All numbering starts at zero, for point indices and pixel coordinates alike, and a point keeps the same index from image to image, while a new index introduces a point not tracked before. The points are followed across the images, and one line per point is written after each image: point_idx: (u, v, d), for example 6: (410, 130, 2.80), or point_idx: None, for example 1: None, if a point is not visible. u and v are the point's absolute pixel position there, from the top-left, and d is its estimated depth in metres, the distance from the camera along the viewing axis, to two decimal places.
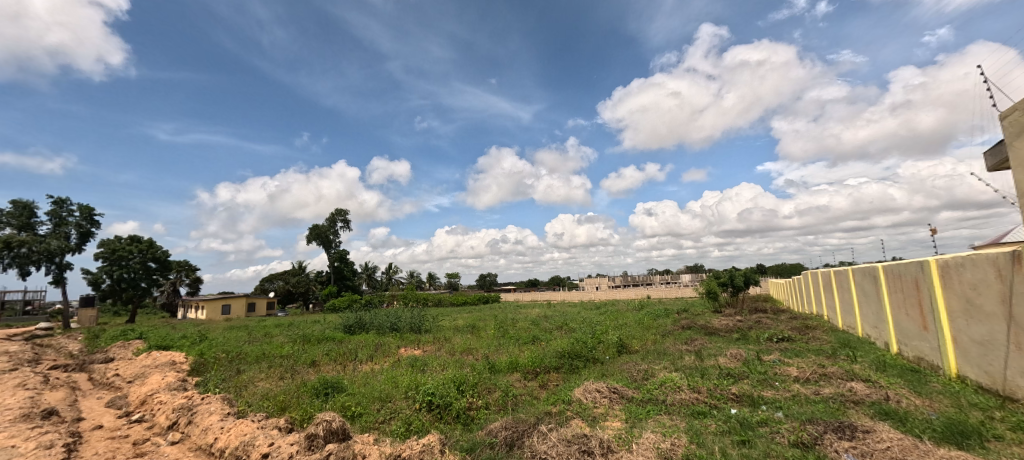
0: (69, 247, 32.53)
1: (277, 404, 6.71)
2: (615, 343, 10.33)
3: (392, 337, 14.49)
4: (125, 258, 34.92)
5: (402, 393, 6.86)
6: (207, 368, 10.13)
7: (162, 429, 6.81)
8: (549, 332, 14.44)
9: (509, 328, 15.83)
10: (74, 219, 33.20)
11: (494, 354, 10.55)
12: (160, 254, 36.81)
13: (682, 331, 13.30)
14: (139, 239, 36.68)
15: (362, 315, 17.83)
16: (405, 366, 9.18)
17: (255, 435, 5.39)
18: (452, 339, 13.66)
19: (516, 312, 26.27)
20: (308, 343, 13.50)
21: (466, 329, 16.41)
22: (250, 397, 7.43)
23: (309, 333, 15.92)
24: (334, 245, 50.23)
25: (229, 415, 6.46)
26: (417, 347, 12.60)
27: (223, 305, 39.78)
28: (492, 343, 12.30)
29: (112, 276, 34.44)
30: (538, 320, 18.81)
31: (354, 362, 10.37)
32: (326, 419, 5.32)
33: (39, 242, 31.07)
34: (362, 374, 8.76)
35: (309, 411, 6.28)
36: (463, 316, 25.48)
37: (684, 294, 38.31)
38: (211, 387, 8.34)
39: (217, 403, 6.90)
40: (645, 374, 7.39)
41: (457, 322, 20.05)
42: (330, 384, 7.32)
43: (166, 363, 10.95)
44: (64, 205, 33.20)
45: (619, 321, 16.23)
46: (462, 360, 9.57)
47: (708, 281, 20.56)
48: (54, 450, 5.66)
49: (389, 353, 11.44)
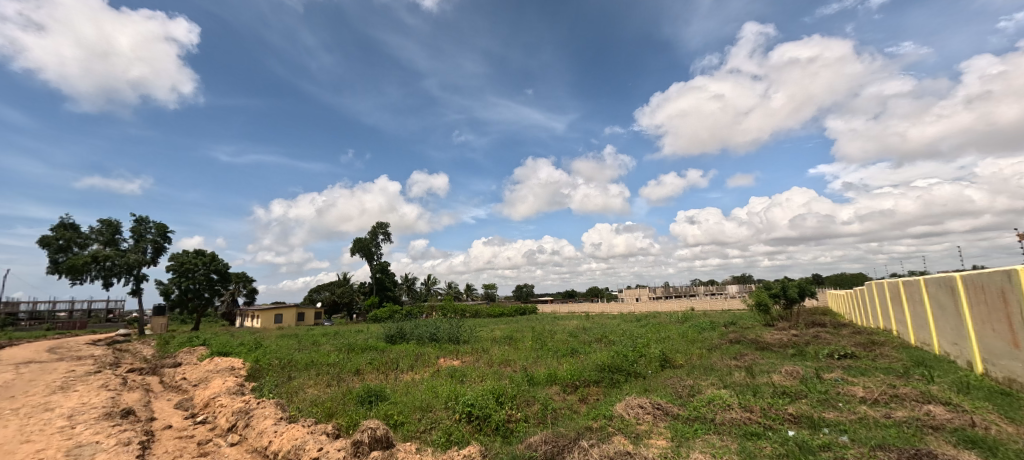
0: (145, 261, 35.84)
1: (325, 411, 7.00)
2: (657, 357, 9.95)
3: (432, 347, 14.75)
4: (191, 270, 37.97)
5: (443, 403, 6.94)
6: (262, 374, 10.76)
7: (223, 431, 7.27)
8: (588, 344, 14.16)
9: (547, 340, 15.67)
10: (150, 235, 36.59)
11: (533, 366, 10.46)
12: (222, 267, 39.68)
13: (730, 345, 12.63)
14: (204, 252, 39.78)
15: (403, 325, 18.30)
16: (445, 376, 9.31)
17: (305, 440, 5.63)
18: (491, 350, 13.70)
19: (554, 323, 26.05)
20: (353, 352, 14.02)
21: (504, 340, 16.41)
22: (301, 402, 7.79)
23: (353, 342, 16.53)
24: (377, 257, 52.09)
25: (282, 419, 6.80)
26: (456, 358, 12.74)
27: (276, 314, 42.24)
28: (530, 355, 12.21)
29: (180, 287, 37.55)
30: (576, 332, 18.50)
31: (395, 371, 10.63)
32: (370, 426, 5.47)
33: (120, 256, 34.46)
34: (404, 383, 8.96)
35: (354, 418, 6.50)
36: (501, 327, 25.54)
37: (731, 306, 36.35)
38: (266, 393, 8.84)
39: (271, 408, 7.29)
40: (692, 391, 7.05)
41: (495, 333, 20.10)
42: (373, 393, 7.54)
43: (226, 368, 11.74)
44: (143, 223, 36.69)
45: (662, 334, 15.65)
46: (500, 372, 9.58)
47: (758, 292, 19.45)
48: (131, 446, 6.18)
49: (429, 363, 11.64)
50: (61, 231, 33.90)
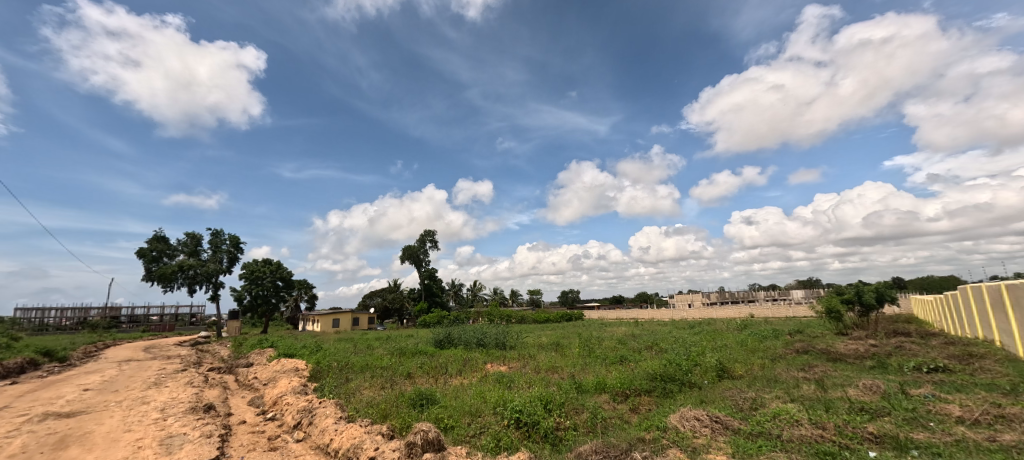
0: (222, 269, 39.45)
1: (379, 412, 7.32)
2: (713, 367, 9.42)
3: (479, 353, 14.94)
4: (260, 277, 41.24)
5: (491, 409, 7.00)
6: (322, 375, 11.45)
7: (289, 428, 7.80)
8: (638, 352, 13.71)
9: (594, 347, 15.37)
10: (226, 246, 40.25)
11: (580, 373, 10.26)
12: (286, 274, 42.71)
13: (797, 355, 11.69)
14: (271, 261, 43.10)
15: (451, 330, 18.72)
16: (493, 381, 9.40)
17: (362, 439, 5.91)
18: (538, 356, 13.63)
19: (601, 329, 25.54)
20: (404, 356, 14.56)
21: (551, 346, 16.28)
22: (358, 403, 8.19)
23: (405, 346, 17.15)
24: (425, 264, 53.77)
25: (341, 418, 7.17)
26: (503, 363, 12.81)
27: (333, 319, 44.85)
28: (577, 362, 12.04)
29: (251, 293, 40.93)
30: (625, 339, 17.99)
31: (444, 376, 10.87)
32: (422, 429, 5.64)
33: (202, 265, 38.21)
34: (453, 387, 9.14)
35: (407, 420, 6.73)
36: (547, 333, 25.36)
37: (796, 313, 33.65)
38: (326, 393, 9.39)
39: (331, 408, 7.72)
40: (754, 404, 6.60)
41: (541, 339, 19.99)
42: (424, 396, 7.76)
43: (291, 369, 12.60)
44: (220, 235, 40.47)
45: (718, 342, 14.79)
46: (548, 378, 9.49)
47: (827, 298, 17.88)
48: (212, 438, 6.80)
49: (476, 368, 11.81)
50: (153, 243, 38.17)
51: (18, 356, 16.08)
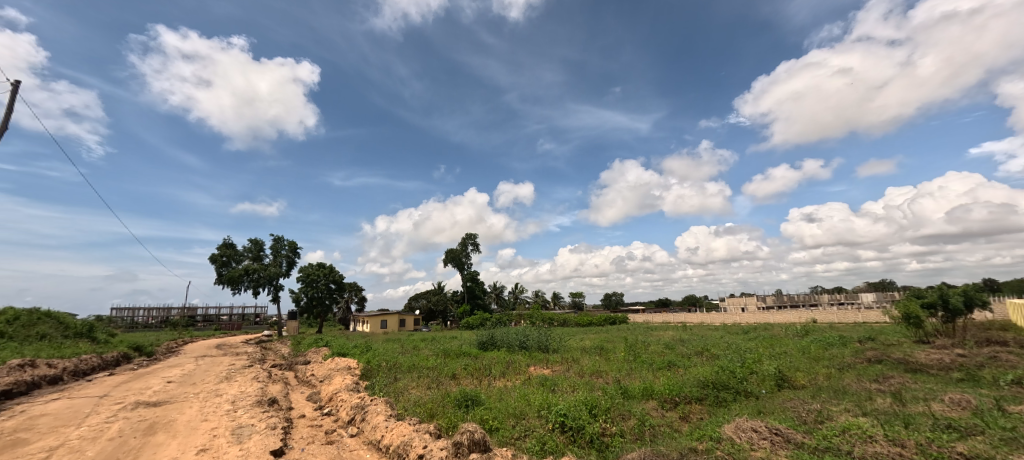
0: (282, 272, 42.34)
1: (427, 411, 7.53)
2: (771, 375, 8.84)
3: (522, 355, 14.99)
4: (315, 280, 43.85)
5: (536, 411, 6.99)
6: (373, 374, 11.97)
7: (344, 423, 8.21)
8: (687, 358, 13.16)
9: (640, 351, 14.93)
10: (285, 251, 43.18)
11: (626, 378, 10.00)
12: (338, 277, 45.04)
13: (867, 365, 10.72)
14: (324, 265, 45.68)
15: (494, 332, 18.92)
16: (536, 384, 9.39)
17: (412, 437, 6.11)
18: (581, 360, 13.44)
19: (646, 333, 24.84)
20: (449, 357, 14.90)
21: (595, 350, 16.00)
22: (406, 402, 8.48)
23: (449, 347, 17.54)
24: (467, 267, 54.78)
25: (391, 416, 7.46)
26: (546, 366, 12.75)
27: (381, 320, 46.82)
28: (622, 366, 11.74)
29: (307, 295, 43.54)
30: (673, 344, 17.31)
31: (488, 378, 10.98)
32: (469, 429, 5.73)
33: (264, 269, 41.22)
34: (497, 389, 9.24)
35: (454, 420, 6.88)
36: (590, 336, 25.00)
37: (866, 318, 30.85)
38: (377, 391, 9.81)
39: (382, 406, 8.05)
40: (820, 417, 6.12)
41: (585, 343, 19.65)
42: (469, 397, 7.89)
43: (344, 367, 13.29)
44: (279, 241, 43.50)
45: (776, 349, 13.85)
46: (592, 383, 9.34)
47: (904, 302, 16.21)
48: (276, 430, 7.30)
49: (520, 370, 11.85)
50: (223, 249, 41.65)
51: (114, 350, 18.15)
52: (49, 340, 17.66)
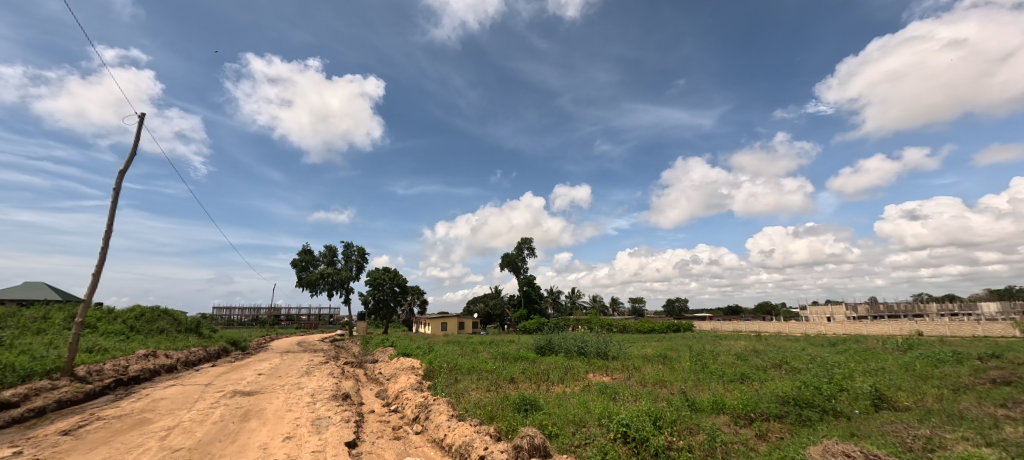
0: (352, 276, 45.52)
1: (487, 413, 7.67)
2: (865, 394, 7.88)
3: (581, 361, 14.76)
4: (381, 283, 46.58)
5: (596, 420, 6.83)
6: (435, 374, 12.45)
7: (409, 420, 8.60)
8: (763, 370, 12.15)
9: (708, 361, 14.05)
10: (355, 256, 46.37)
11: (694, 390, 9.42)
12: (402, 281, 47.45)
13: (990, 387, 9.16)
14: (389, 269, 48.34)
15: (552, 337, 18.81)
16: (596, 392, 9.17)
17: (473, 438, 6.25)
18: (644, 368, 12.91)
19: (714, 342, 23.29)
20: (507, 360, 15.08)
21: (658, 358, 15.31)
22: (467, 403, 8.69)
23: (507, 351, 17.74)
24: (523, 271, 55.13)
25: (453, 416, 7.69)
26: (606, 374, 12.42)
27: (442, 323, 48.58)
28: (688, 376, 11.12)
29: (374, 297, 46.36)
30: (745, 355, 16.07)
31: (546, 383, 10.92)
32: (528, 433, 5.74)
33: (337, 273, 44.64)
34: (556, 395, 9.14)
35: (513, 423, 6.93)
36: (653, 344, 23.98)
37: (988, 332, 26.42)
38: (439, 391, 10.17)
39: (444, 405, 8.32)
40: (930, 445, 5.33)
41: (646, 351, 18.86)
42: (528, 401, 7.91)
43: (409, 367, 13.95)
44: (350, 247, 46.81)
45: (871, 364, 12.30)
46: (656, 393, 8.92)
47: None
48: (350, 423, 7.83)
49: (579, 377, 11.66)
50: (302, 255, 45.71)
51: (216, 344, 20.64)
52: (167, 334, 20.51)
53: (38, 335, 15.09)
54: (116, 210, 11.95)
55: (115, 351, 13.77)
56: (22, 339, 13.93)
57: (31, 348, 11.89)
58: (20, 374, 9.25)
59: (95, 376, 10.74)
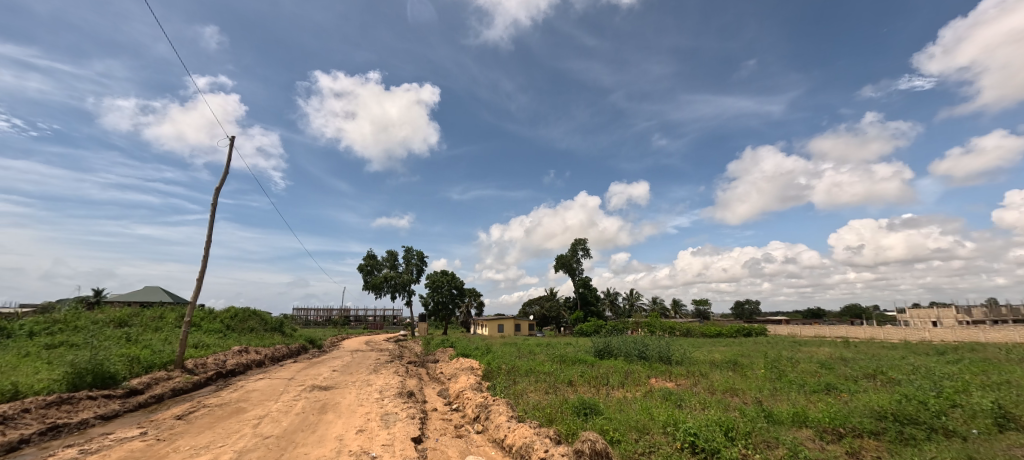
0: (413, 278, 47.70)
1: (546, 416, 7.64)
2: (986, 411, 6.78)
3: (642, 365, 14.25)
4: (440, 286, 48.31)
5: (661, 427, 6.54)
6: (494, 375, 12.65)
7: (470, 419, 8.83)
8: (852, 381, 10.89)
9: (785, 369, 12.86)
10: (415, 259, 48.56)
11: (771, 400, 8.65)
12: (459, 283, 48.87)
13: None
14: (447, 272, 49.94)
15: (610, 340, 18.30)
16: (660, 398, 8.77)
17: (533, 439, 6.26)
18: (712, 375, 12.12)
19: (793, 349, 21.26)
20: (565, 363, 14.93)
21: (727, 365, 14.28)
22: (525, 405, 8.72)
23: (565, 354, 17.57)
24: (579, 273, 54.36)
25: (512, 417, 7.75)
26: (670, 380, 11.85)
27: (498, 324, 49.38)
28: (763, 385, 10.24)
29: (433, 299, 48.17)
30: (830, 363, 14.50)
31: (606, 387, 10.65)
32: (589, 437, 5.64)
33: (399, 276, 47.03)
34: (617, 400, 8.87)
35: (573, 427, 6.85)
36: (721, 349, 22.45)
37: None
38: (498, 392, 10.32)
39: (504, 406, 8.43)
40: None
41: (714, 356, 17.72)
42: (588, 405, 7.77)
43: (468, 367, 14.29)
44: (411, 251, 49.12)
45: (992, 377, 10.52)
46: (727, 402, 8.33)
47: None
48: (415, 420, 8.19)
49: (640, 382, 11.23)
50: (368, 259, 48.68)
51: (297, 342, 22.65)
52: (256, 332, 22.85)
53: (156, 332, 17.48)
54: (214, 223, 13.53)
55: (215, 347, 15.58)
56: (144, 336, 16.17)
57: (152, 343, 13.82)
58: (144, 365, 10.77)
59: (201, 368, 12.24)
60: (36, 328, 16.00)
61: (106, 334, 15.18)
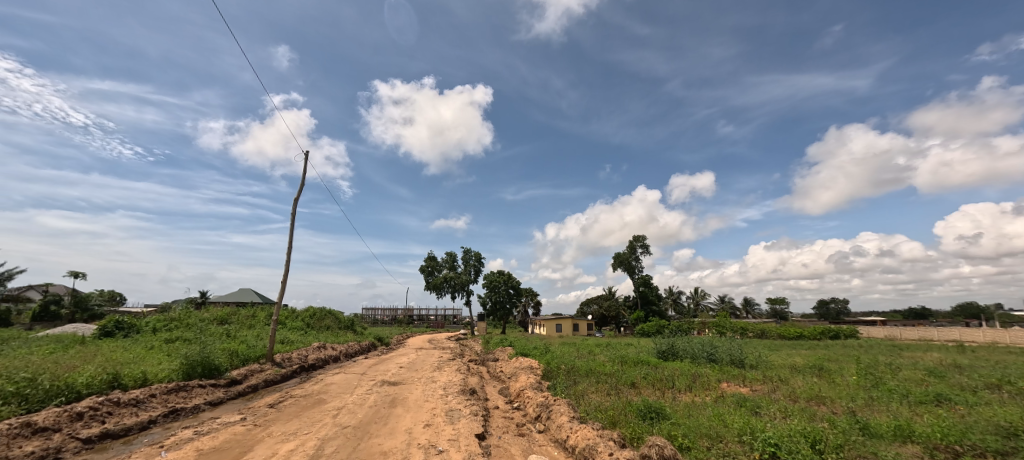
0: (471, 278, 48.94)
1: (609, 418, 7.47)
2: None
3: (711, 368, 13.46)
4: (497, 286, 49.08)
5: (736, 436, 6.13)
6: (554, 375, 12.60)
7: (531, 418, 8.86)
8: (970, 392, 9.41)
9: (884, 376, 11.42)
10: (472, 260, 49.80)
11: (866, 411, 7.73)
12: (515, 283, 49.34)
13: None
14: (503, 272, 50.64)
15: (675, 341, 17.47)
16: (733, 404, 8.20)
17: (597, 442, 6.13)
18: (794, 381, 11.10)
19: (893, 354, 18.81)
20: (626, 364, 14.49)
21: (811, 370, 13.00)
22: (587, 406, 8.59)
23: (626, 354, 17.05)
24: (638, 271, 52.57)
25: (574, 418, 7.68)
26: (744, 385, 11.03)
27: (556, 324, 49.14)
28: (857, 394, 9.19)
29: (491, 299, 49.07)
30: (940, 371, 12.63)
31: (672, 390, 10.19)
32: (657, 443, 5.43)
33: (457, 277, 48.56)
34: (685, 405, 8.44)
35: (638, 431, 6.63)
36: (803, 352, 20.48)
37: None
38: (558, 392, 10.25)
39: (565, 406, 8.37)
40: None
41: (795, 360, 16.24)
42: (654, 409, 7.47)
43: (528, 366, 14.38)
44: (468, 252, 50.45)
45: None
46: (813, 411, 7.57)
47: None
48: (478, 417, 8.40)
49: (710, 387, 10.55)
50: (428, 261, 50.71)
51: (367, 340, 24.21)
52: (331, 330, 24.79)
53: (250, 329, 19.59)
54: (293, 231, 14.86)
55: (298, 343, 17.14)
56: (241, 332, 18.22)
57: (247, 339, 15.51)
58: (241, 358, 12.12)
59: (287, 362, 13.51)
60: (158, 324, 18.65)
61: (211, 330, 17.29)
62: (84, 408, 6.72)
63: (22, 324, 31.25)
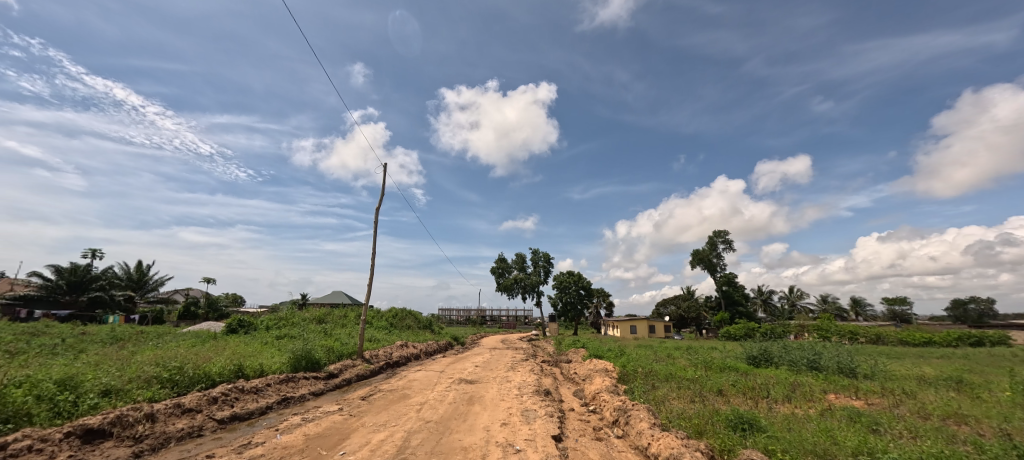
0: (540, 279, 49.09)
1: (694, 427, 7.00)
2: None
3: (813, 377, 12.02)
4: (568, 286, 48.60)
5: (849, 455, 5.40)
6: (630, 379, 12.14)
7: (609, 423, 8.62)
8: None
9: None
10: (541, 261, 49.91)
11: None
12: (586, 283, 48.50)
13: None
14: (574, 272, 50.04)
15: (768, 346, 15.89)
16: (845, 419, 7.21)
17: (681, 451, 5.79)
18: (923, 395, 9.47)
19: None
20: (712, 369, 13.47)
21: (946, 383, 11.01)
22: (670, 413, 8.13)
23: (711, 359, 15.88)
24: (720, 269, 48.80)
25: (655, 425, 7.33)
26: (857, 397, 9.65)
27: (631, 325, 46.90)
28: (1013, 414, 7.56)
29: (562, 299, 48.69)
30: None
31: (766, 400, 9.26)
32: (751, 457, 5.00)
33: (527, 277, 49.02)
34: (784, 416, 7.61)
35: (729, 442, 6.14)
36: (935, 362, 17.39)
37: None
38: (636, 396, 9.86)
39: (645, 412, 8.01)
40: None
41: (924, 370, 13.87)
42: (746, 419, 6.85)
43: (603, 369, 14.01)
44: (537, 253, 50.67)
45: None
46: (951, 431, 6.41)
47: None
48: (554, 418, 8.37)
49: (814, 398, 9.39)
50: (499, 263, 51.82)
51: (444, 339, 25.41)
52: (412, 329, 26.42)
53: (343, 328, 21.60)
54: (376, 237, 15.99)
55: (384, 341, 18.49)
56: (336, 330, 20.14)
57: (341, 337, 17.15)
58: (337, 354, 13.39)
59: (375, 359, 14.65)
60: (270, 322, 21.30)
61: (312, 329, 19.33)
62: (218, 394, 7.88)
63: (172, 322, 37.72)
